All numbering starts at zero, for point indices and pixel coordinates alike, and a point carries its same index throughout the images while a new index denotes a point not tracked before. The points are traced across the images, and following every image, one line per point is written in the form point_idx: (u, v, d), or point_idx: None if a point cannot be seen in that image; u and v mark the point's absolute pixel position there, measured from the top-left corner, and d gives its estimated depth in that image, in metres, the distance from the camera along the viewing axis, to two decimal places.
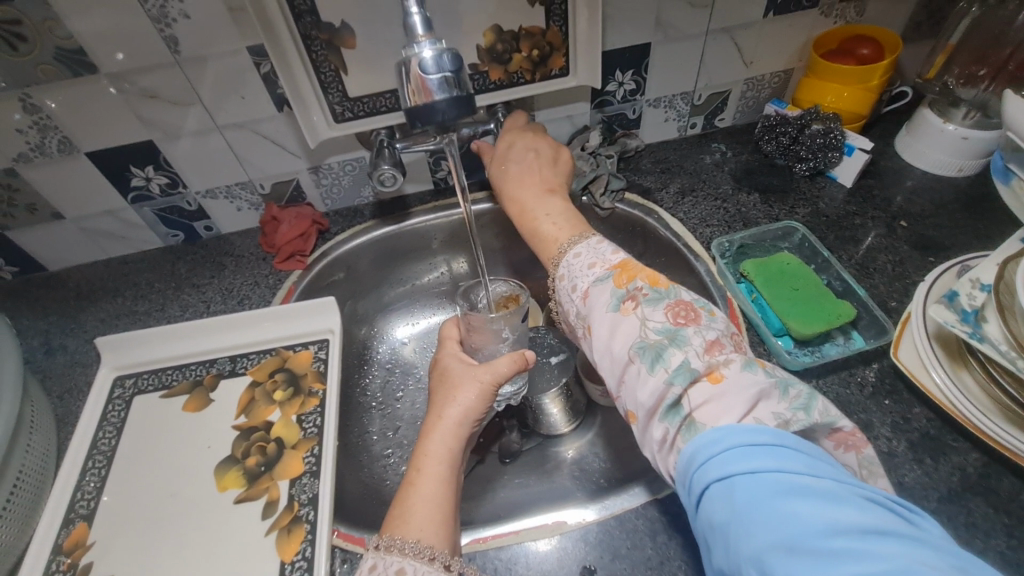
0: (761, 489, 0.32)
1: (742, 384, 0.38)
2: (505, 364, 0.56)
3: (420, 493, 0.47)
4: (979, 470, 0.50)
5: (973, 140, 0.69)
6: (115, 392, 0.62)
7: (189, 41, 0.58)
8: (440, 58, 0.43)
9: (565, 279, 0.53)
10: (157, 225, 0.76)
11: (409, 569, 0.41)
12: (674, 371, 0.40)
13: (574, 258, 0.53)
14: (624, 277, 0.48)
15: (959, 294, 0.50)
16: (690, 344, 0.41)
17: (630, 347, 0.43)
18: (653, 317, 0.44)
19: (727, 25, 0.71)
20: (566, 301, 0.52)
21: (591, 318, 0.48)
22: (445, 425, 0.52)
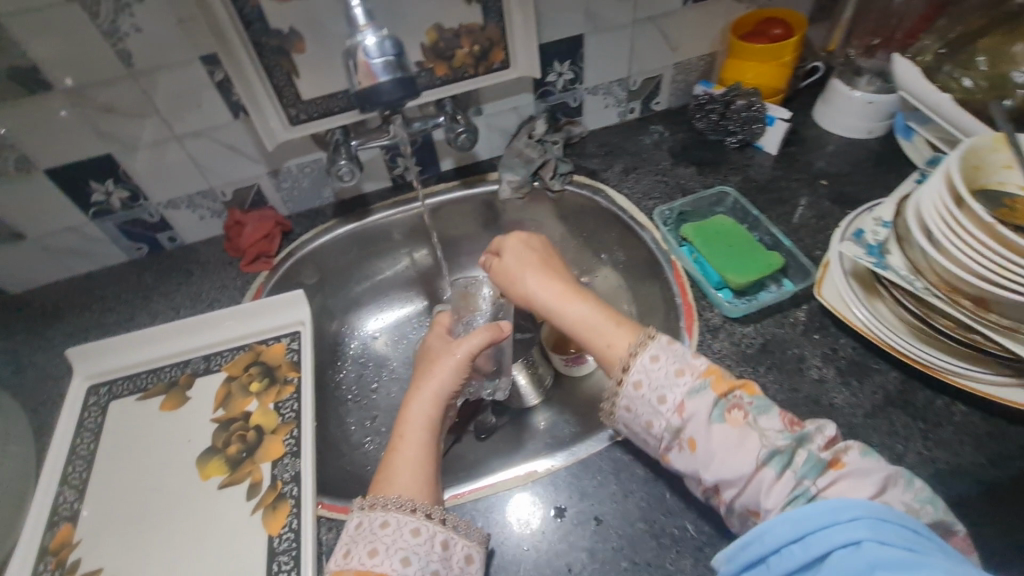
0: (888, 559, 0.33)
1: (867, 469, 0.42)
2: (481, 337, 0.58)
3: (401, 459, 0.50)
4: (898, 386, 0.56)
5: (877, 104, 0.77)
6: (91, 399, 0.63)
7: (143, 54, 0.61)
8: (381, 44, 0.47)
9: (642, 390, 0.49)
10: (120, 239, 0.77)
11: (392, 520, 0.45)
12: (802, 467, 0.42)
13: (648, 363, 0.49)
14: (720, 384, 0.47)
15: (866, 231, 0.57)
16: (813, 440, 0.44)
17: (759, 455, 0.43)
18: (767, 424, 0.45)
19: (651, 14, 0.78)
20: (650, 416, 0.48)
21: (694, 433, 0.46)
22: (424, 396, 0.54)
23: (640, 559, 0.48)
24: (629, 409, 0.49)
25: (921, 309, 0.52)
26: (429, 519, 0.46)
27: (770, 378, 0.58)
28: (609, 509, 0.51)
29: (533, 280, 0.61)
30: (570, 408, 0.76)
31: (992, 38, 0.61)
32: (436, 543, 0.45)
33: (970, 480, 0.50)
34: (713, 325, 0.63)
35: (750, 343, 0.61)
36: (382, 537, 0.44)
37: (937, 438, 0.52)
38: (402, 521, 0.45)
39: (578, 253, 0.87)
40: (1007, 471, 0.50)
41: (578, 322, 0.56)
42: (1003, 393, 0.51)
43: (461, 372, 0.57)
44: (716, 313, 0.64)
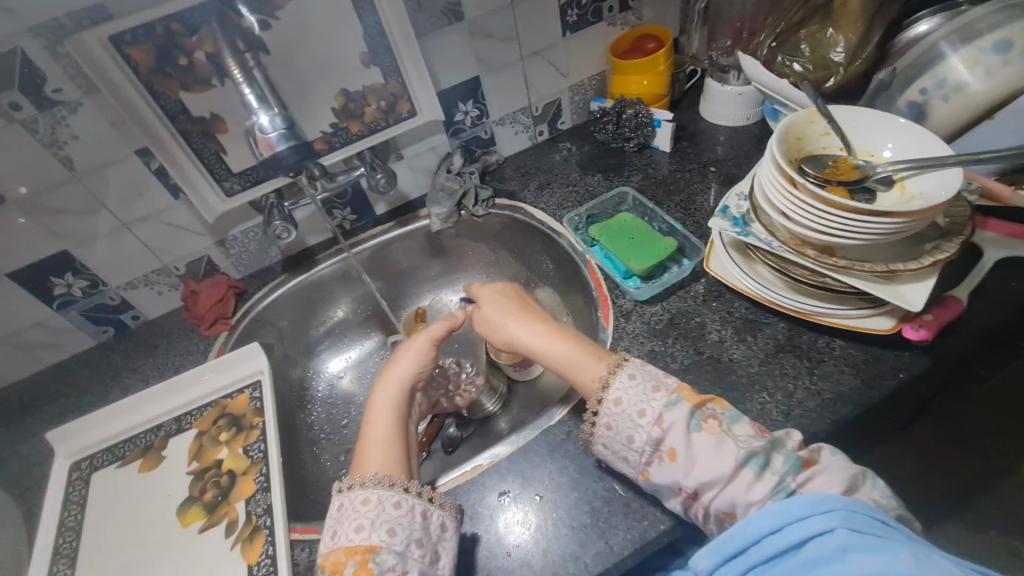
0: (858, 543, 0.38)
1: (838, 466, 0.47)
2: (443, 323, 0.67)
3: (373, 440, 0.57)
4: (787, 334, 0.63)
5: (746, 94, 0.87)
6: (74, 475, 0.68)
7: (83, 157, 0.68)
8: (273, 121, 0.61)
9: (622, 405, 0.53)
10: (86, 325, 0.83)
11: (372, 497, 0.51)
12: (781, 467, 0.47)
13: (626, 382, 0.54)
14: (694, 398, 0.52)
15: (731, 206, 0.65)
16: (786, 441, 0.49)
17: (737, 455, 0.48)
18: (742, 432, 0.49)
19: (536, 48, 0.88)
20: (631, 431, 0.52)
21: (674, 443, 0.50)
22: (390, 382, 0.62)
23: (577, 523, 0.54)
24: (611, 427, 0.53)
25: (782, 265, 0.60)
26: (407, 492, 0.52)
27: (678, 346, 0.65)
28: (549, 485, 0.58)
29: (513, 323, 0.65)
30: (524, 410, 0.83)
31: (811, 28, 0.72)
32: (416, 514, 0.51)
33: (852, 403, 0.57)
34: (625, 310, 0.70)
35: (659, 319, 0.68)
36: (365, 511, 0.50)
37: (821, 372, 0.60)
38: (382, 496, 0.51)
39: (514, 268, 0.95)
40: (882, 389, 0.57)
41: (565, 360, 0.60)
42: (867, 323, 0.59)
43: (424, 356, 0.65)
44: (628, 299, 0.72)
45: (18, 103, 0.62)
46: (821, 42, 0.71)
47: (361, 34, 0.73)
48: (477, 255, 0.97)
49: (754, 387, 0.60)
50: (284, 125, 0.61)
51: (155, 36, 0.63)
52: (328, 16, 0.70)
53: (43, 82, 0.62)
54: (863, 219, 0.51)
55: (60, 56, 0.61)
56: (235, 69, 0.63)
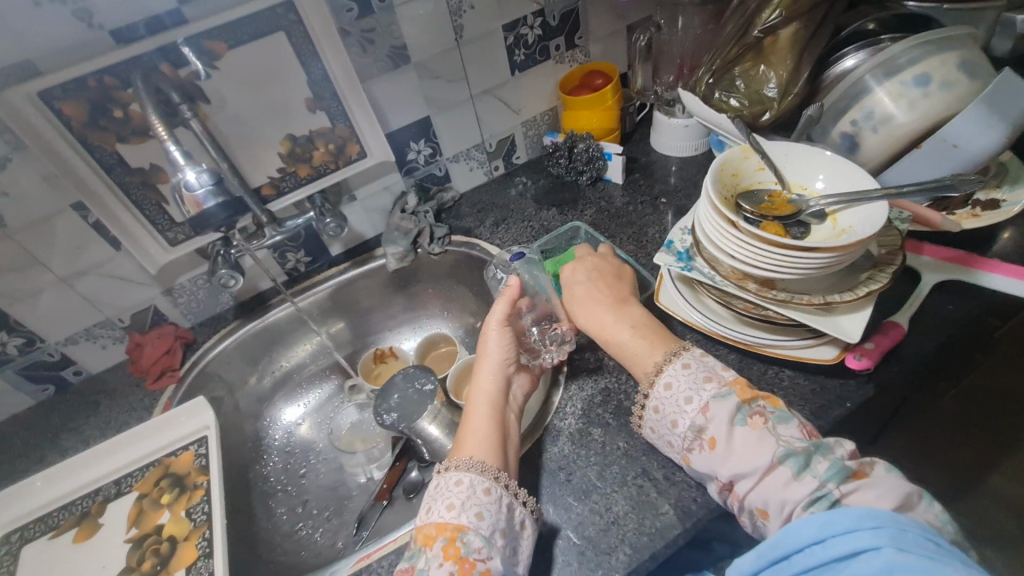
0: (908, 564, 0.35)
1: (891, 483, 0.44)
2: (504, 299, 0.65)
3: (472, 429, 0.58)
4: (737, 366, 0.64)
5: (692, 126, 0.89)
6: (2, 549, 0.64)
7: (14, 213, 0.66)
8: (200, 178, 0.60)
9: (671, 391, 0.54)
10: (24, 384, 0.79)
11: (464, 480, 0.52)
12: (825, 473, 0.44)
13: (678, 370, 0.55)
14: (743, 393, 0.52)
15: (675, 241, 0.66)
16: (837, 450, 0.46)
17: (776, 451, 0.47)
18: (787, 432, 0.48)
19: (485, 87, 0.89)
20: (675, 415, 0.53)
21: (714, 431, 0.50)
22: (482, 368, 0.63)
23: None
24: (657, 411, 0.55)
25: (727, 298, 0.61)
26: (497, 481, 0.52)
27: (631, 383, 0.65)
28: None
29: (576, 307, 0.67)
30: None
31: (744, 65, 0.74)
32: (503, 505, 0.51)
33: None
34: (579, 347, 0.70)
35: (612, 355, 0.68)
36: (457, 493, 0.51)
37: None
38: (475, 481, 0.52)
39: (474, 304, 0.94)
40: (830, 419, 0.57)
41: (620, 344, 0.61)
42: (811, 353, 0.59)
43: (507, 337, 0.64)
44: (581, 335, 0.71)
45: None
46: (754, 77, 0.74)
47: (305, 80, 0.73)
48: (436, 292, 0.96)
49: None
50: (211, 181, 0.60)
51: (88, 90, 0.62)
52: (270, 64, 0.70)
53: None
54: (797, 254, 0.52)
55: None
56: (161, 129, 0.62)
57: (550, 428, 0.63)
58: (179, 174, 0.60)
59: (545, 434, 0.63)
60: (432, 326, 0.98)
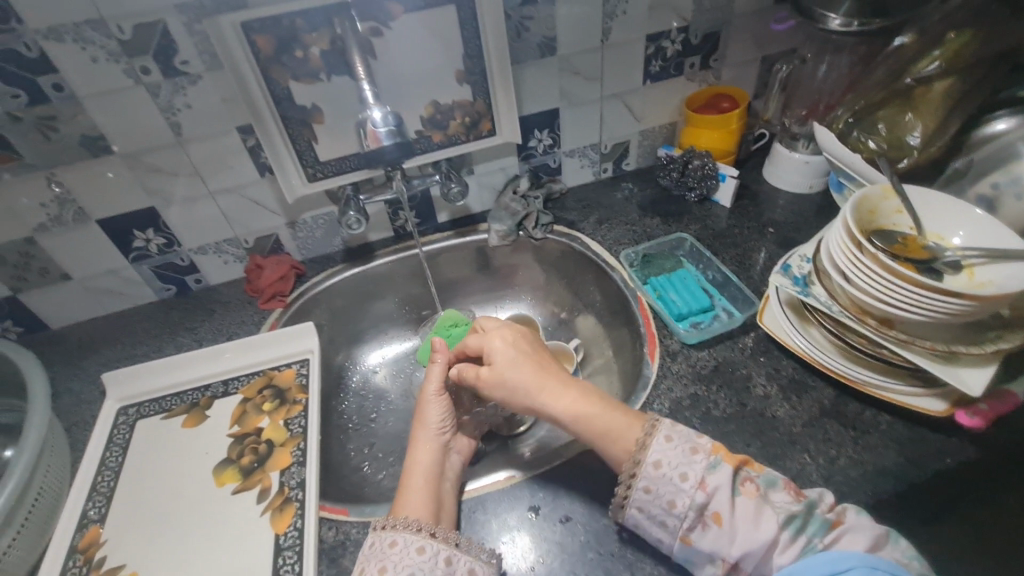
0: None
1: (862, 524, 0.47)
2: (437, 363, 0.66)
3: (410, 491, 0.57)
4: (833, 400, 0.64)
5: (813, 163, 0.89)
6: (120, 418, 0.70)
7: (191, 126, 0.73)
8: (386, 117, 0.65)
9: (660, 469, 0.50)
10: (153, 281, 0.87)
11: (398, 541, 0.50)
12: (811, 526, 0.47)
13: (663, 444, 0.51)
14: (730, 459, 0.51)
15: (793, 266, 0.67)
16: (818, 503, 0.49)
17: (777, 519, 0.47)
18: (778, 498, 0.49)
19: (616, 91, 0.92)
20: (672, 495, 0.50)
21: (718, 506, 0.48)
22: (419, 435, 0.63)
23: (604, 550, 0.55)
24: (649, 490, 0.51)
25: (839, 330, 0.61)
26: (434, 537, 0.51)
27: (721, 395, 0.66)
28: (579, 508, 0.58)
29: (511, 372, 0.59)
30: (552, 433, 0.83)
31: (890, 110, 0.73)
32: (439, 560, 0.50)
33: (893, 478, 0.57)
34: (672, 350, 0.72)
35: (705, 364, 0.69)
36: (391, 556, 0.49)
37: (865, 443, 0.60)
38: (409, 540, 0.50)
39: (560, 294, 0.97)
40: (925, 470, 0.57)
41: (573, 413, 0.56)
42: (918, 402, 0.59)
43: (446, 404, 0.65)
44: (675, 340, 0.73)
45: (148, 69, 0.68)
46: (899, 123, 0.72)
47: (462, 53, 0.78)
48: (526, 275, 0.99)
49: (795, 446, 0.60)
50: (394, 123, 0.65)
51: (281, 28, 0.69)
52: (435, 32, 0.75)
53: (175, 53, 0.67)
54: (927, 295, 0.52)
55: (195, 32, 0.67)
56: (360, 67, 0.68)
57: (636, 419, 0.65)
58: (367, 111, 0.65)
59: None
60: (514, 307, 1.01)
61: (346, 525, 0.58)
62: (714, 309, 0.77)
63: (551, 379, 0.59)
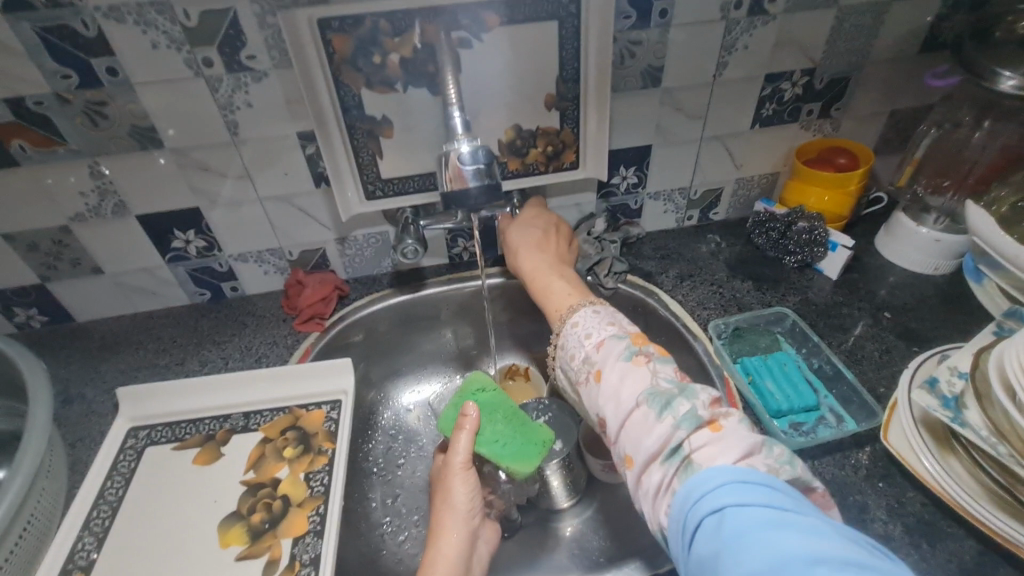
0: (769, 517, 0.35)
1: (742, 434, 0.43)
2: (466, 433, 0.58)
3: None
4: (975, 558, 0.51)
5: (945, 242, 0.75)
6: (128, 442, 0.63)
7: (248, 126, 0.66)
8: (475, 153, 0.54)
9: (578, 333, 0.55)
10: (187, 284, 0.80)
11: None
12: (680, 417, 0.44)
13: (589, 315, 0.57)
14: (637, 339, 0.52)
15: (940, 379, 0.54)
16: (699, 397, 0.45)
17: (638, 395, 0.47)
18: (663, 371, 0.48)
19: (719, 132, 0.80)
20: (575, 349, 0.55)
21: (603, 364, 0.51)
22: (440, 524, 0.56)
23: None
24: (564, 346, 0.56)
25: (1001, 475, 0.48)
26: None
27: None
28: None
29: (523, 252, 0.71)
30: (601, 520, 0.71)
31: None
32: None
33: None
34: None
35: None
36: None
37: None
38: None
39: None
40: None
41: (531, 271, 0.69)
42: None
43: (473, 484, 0.58)
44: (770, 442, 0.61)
45: (211, 60, 0.61)
46: None
47: (556, 75, 0.68)
48: None
49: None
50: (484, 159, 0.54)
51: (361, 29, 0.61)
52: (530, 49, 0.66)
53: (242, 46, 0.60)
54: None
55: (267, 25, 0.59)
56: (450, 88, 0.59)
57: None
58: (455, 143, 0.55)
59: None
60: None
61: None
62: (819, 410, 0.63)
63: (534, 250, 0.71)
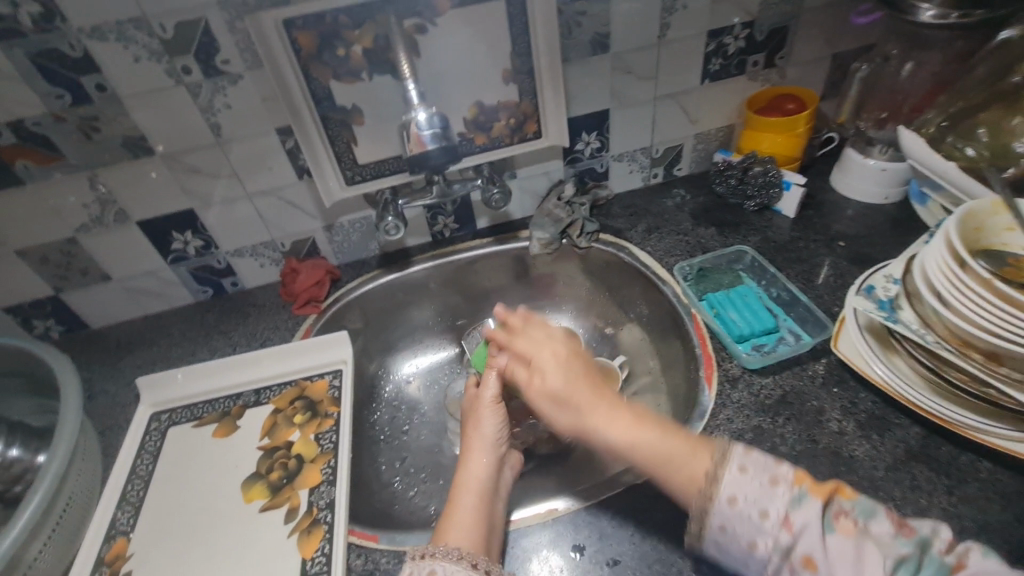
0: None
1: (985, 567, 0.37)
2: (487, 388, 0.66)
3: (460, 510, 0.55)
4: (920, 441, 0.56)
5: (890, 170, 0.81)
6: (152, 425, 0.69)
7: (230, 126, 0.71)
8: (431, 119, 0.62)
9: (736, 507, 0.43)
10: (190, 283, 0.86)
11: (439, 570, 0.48)
12: (917, 571, 0.38)
13: (736, 476, 0.44)
14: (818, 488, 0.42)
15: (877, 287, 0.60)
16: (932, 541, 0.39)
17: (884, 565, 0.38)
18: (880, 531, 0.40)
19: (672, 90, 0.85)
20: (752, 537, 0.42)
21: (809, 550, 0.40)
22: (473, 449, 0.61)
23: None
24: (723, 529, 0.44)
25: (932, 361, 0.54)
26: (477, 569, 0.48)
27: (789, 429, 0.59)
28: (628, 550, 0.53)
29: (552, 377, 0.59)
30: None
31: (993, 113, 0.66)
32: None
33: (999, 539, 0.49)
34: (731, 375, 0.65)
35: (769, 393, 0.63)
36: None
37: (962, 494, 0.52)
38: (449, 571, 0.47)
39: (604, 306, 0.91)
40: None
41: (636, 445, 0.50)
42: None
43: (500, 414, 0.64)
44: (735, 364, 0.66)
45: (189, 68, 0.66)
46: (1005, 128, 0.64)
47: (509, 51, 0.74)
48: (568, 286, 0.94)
49: (878, 494, 0.53)
50: (439, 125, 0.62)
51: (323, 25, 0.66)
52: (482, 29, 0.71)
53: (216, 52, 0.65)
54: None
55: (237, 30, 0.65)
56: (405, 66, 0.63)
57: None
58: (412, 113, 0.62)
59: None
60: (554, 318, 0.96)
61: (375, 553, 0.55)
62: (778, 331, 0.70)
63: (596, 402, 0.55)
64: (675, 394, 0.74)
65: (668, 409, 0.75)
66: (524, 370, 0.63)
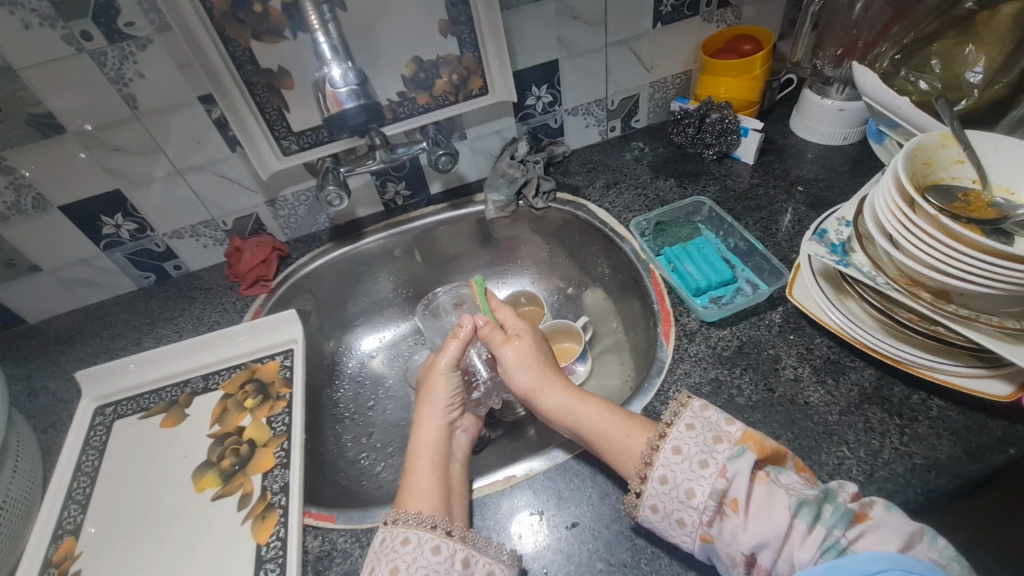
0: None
1: (894, 521, 0.40)
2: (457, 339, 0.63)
3: (420, 475, 0.54)
4: (874, 384, 0.56)
5: (848, 110, 0.79)
6: (96, 420, 0.66)
7: (147, 97, 0.66)
8: (345, 76, 0.58)
9: (681, 455, 0.46)
10: (130, 269, 0.82)
11: (412, 538, 0.47)
12: (829, 515, 0.40)
13: (684, 431, 0.47)
14: (760, 447, 0.44)
15: (829, 231, 0.59)
16: (837, 492, 0.42)
17: (788, 504, 0.41)
18: (790, 480, 0.43)
19: (623, 37, 0.81)
20: (690, 483, 0.44)
21: (737, 494, 0.42)
22: (427, 424, 0.59)
23: (614, 559, 0.50)
24: (665, 481, 0.45)
25: (885, 304, 0.53)
26: (449, 536, 0.48)
27: (745, 379, 0.59)
28: (586, 510, 0.53)
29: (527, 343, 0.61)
30: None
31: (946, 42, 0.64)
32: (456, 562, 0.47)
33: (948, 474, 0.50)
34: (689, 330, 0.64)
35: (726, 345, 0.62)
36: (404, 555, 0.46)
37: (913, 433, 0.52)
38: (422, 539, 0.47)
39: (565, 267, 0.90)
40: (985, 464, 0.50)
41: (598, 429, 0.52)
42: (977, 384, 0.52)
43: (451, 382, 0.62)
44: (693, 318, 0.66)
45: (90, 33, 0.60)
46: (955, 58, 0.64)
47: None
48: (528, 248, 0.92)
49: (832, 439, 0.53)
50: (355, 81, 0.59)
51: None
52: None
53: (117, 14, 0.59)
54: (998, 262, 0.43)
55: None
56: (312, 16, 0.58)
57: (651, 410, 0.58)
58: (325, 69, 0.59)
59: (645, 415, 0.58)
60: (517, 283, 0.94)
61: (332, 532, 0.54)
62: (735, 282, 0.71)
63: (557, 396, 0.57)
64: (636, 351, 0.73)
65: (631, 366, 0.74)
66: (501, 335, 0.63)
